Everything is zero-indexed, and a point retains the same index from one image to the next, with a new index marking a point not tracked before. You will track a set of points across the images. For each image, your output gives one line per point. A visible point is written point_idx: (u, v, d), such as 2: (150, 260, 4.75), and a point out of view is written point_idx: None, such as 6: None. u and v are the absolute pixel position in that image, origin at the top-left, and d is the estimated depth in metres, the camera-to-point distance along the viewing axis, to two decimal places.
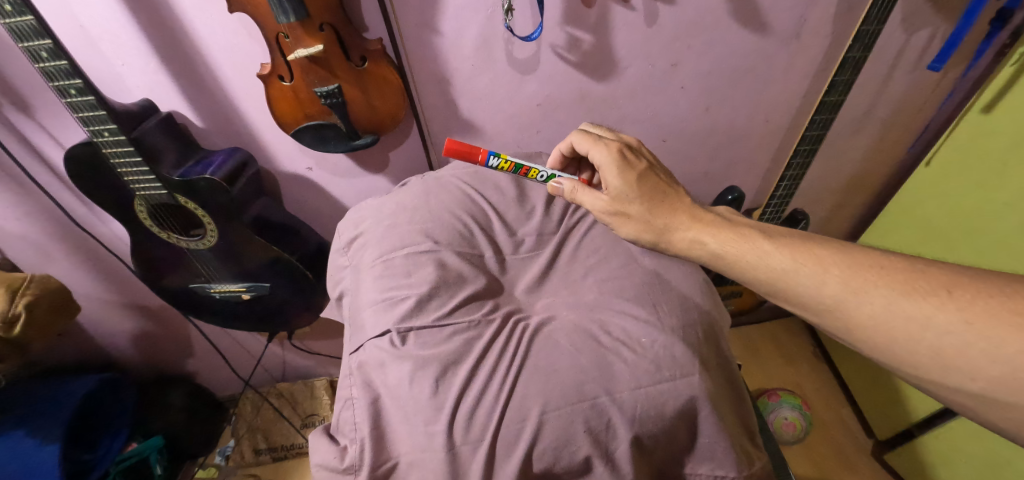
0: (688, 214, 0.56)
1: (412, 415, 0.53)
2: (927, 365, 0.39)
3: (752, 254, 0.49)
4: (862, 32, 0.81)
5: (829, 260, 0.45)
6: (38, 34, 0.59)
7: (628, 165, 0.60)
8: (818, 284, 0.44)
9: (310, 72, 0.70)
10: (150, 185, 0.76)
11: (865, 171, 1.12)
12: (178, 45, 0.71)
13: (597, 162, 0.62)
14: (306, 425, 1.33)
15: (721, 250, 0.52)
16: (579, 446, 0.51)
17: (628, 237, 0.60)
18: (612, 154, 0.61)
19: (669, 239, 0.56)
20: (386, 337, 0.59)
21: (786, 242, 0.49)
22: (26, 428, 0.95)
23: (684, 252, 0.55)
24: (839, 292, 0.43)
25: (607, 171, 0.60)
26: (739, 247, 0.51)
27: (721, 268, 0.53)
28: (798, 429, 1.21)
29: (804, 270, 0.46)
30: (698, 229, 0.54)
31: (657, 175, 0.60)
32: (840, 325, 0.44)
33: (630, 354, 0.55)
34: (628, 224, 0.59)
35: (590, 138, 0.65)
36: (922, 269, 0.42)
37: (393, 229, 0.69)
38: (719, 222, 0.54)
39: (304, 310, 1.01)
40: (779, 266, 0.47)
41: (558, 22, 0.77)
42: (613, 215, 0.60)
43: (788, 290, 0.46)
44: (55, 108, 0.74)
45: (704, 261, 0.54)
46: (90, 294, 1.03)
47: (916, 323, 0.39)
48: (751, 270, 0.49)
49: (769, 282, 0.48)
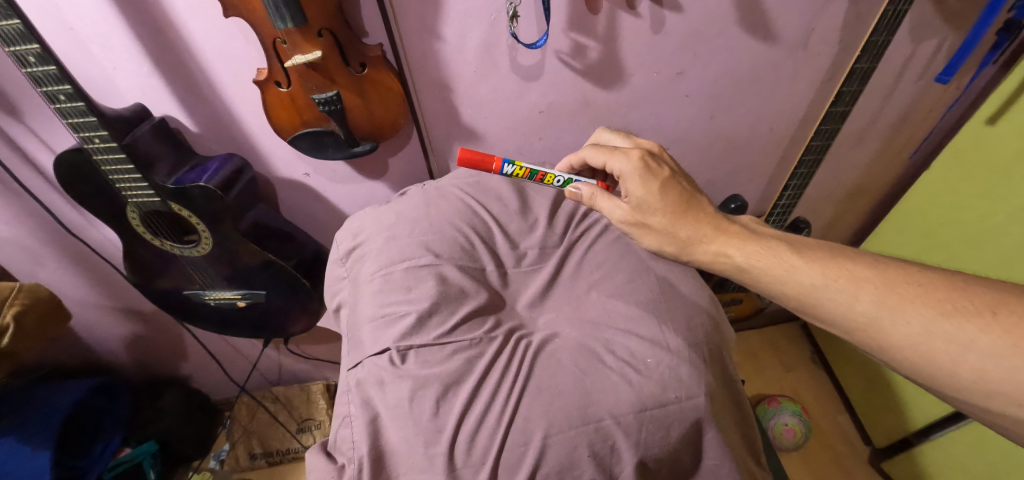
0: (713, 226, 0.56)
1: (412, 436, 0.52)
2: (966, 387, 0.39)
3: (781, 269, 0.51)
4: (872, 42, 0.80)
5: (862, 276, 0.46)
6: (25, 39, 0.57)
7: (651, 173, 0.58)
8: (850, 300, 0.45)
9: (309, 78, 0.68)
10: (143, 192, 0.74)
11: (869, 179, 1.11)
12: (171, 49, 0.68)
13: (617, 170, 0.60)
14: (302, 430, 1.32)
15: (746, 263, 0.53)
16: (583, 470, 0.50)
17: (650, 248, 0.61)
18: (634, 163, 0.59)
19: (693, 251, 0.57)
20: (386, 355, 0.58)
21: (815, 256, 0.50)
22: (17, 434, 0.93)
23: (708, 264, 0.56)
24: (871, 310, 0.44)
25: (629, 179, 0.59)
26: (767, 261, 0.52)
27: (746, 280, 0.54)
28: (798, 435, 1.20)
29: (834, 285, 0.47)
30: (723, 242, 0.55)
31: (681, 182, 0.59)
32: (873, 343, 0.44)
33: (636, 375, 0.54)
34: (651, 236, 0.60)
35: (606, 150, 0.63)
36: (963, 288, 0.42)
37: (393, 241, 0.67)
38: (745, 234, 0.55)
39: (301, 317, 1.00)
40: (809, 281, 0.48)
41: (563, 29, 0.75)
42: (636, 225, 0.60)
43: (818, 305, 0.47)
44: (44, 112, 0.72)
45: (729, 273, 0.56)
46: (82, 298, 1.01)
47: (957, 345, 0.39)
48: (781, 284, 0.50)
49: (797, 296, 0.49)
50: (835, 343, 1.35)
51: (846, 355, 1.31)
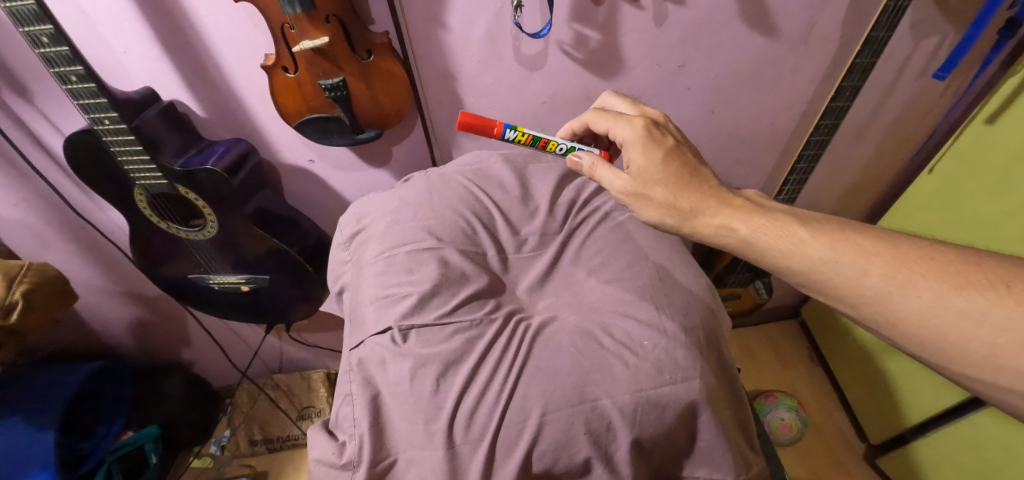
0: (717, 199, 0.55)
1: (412, 413, 0.53)
2: (978, 361, 0.40)
3: (786, 243, 0.50)
4: (872, 38, 0.82)
5: (870, 249, 0.46)
6: (38, 19, 0.58)
7: (654, 142, 0.58)
8: (858, 275, 0.45)
9: (315, 64, 0.69)
10: (151, 175, 0.75)
11: (869, 176, 1.12)
12: (180, 34, 0.70)
13: (623, 138, 0.61)
14: (302, 417, 1.33)
15: (751, 236, 0.52)
16: (579, 448, 0.51)
17: (650, 222, 0.58)
18: (638, 131, 0.59)
19: (695, 224, 0.55)
20: (387, 334, 0.59)
21: (822, 230, 0.49)
22: (22, 413, 0.94)
23: (711, 237, 0.54)
24: (880, 284, 0.44)
25: (632, 148, 0.59)
26: (772, 235, 0.51)
27: (751, 255, 0.53)
28: (794, 430, 1.21)
29: (843, 260, 0.46)
30: (726, 215, 0.53)
31: (684, 154, 0.58)
32: (881, 318, 0.44)
33: (633, 357, 0.55)
34: (652, 207, 0.57)
35: (614, 115, 0.63)
36: (975, 262, 0.42)
37: (396, 225, 0.68)
38: (749, 207, 0.54)
39: (303, 303, 1.01)
40: (816, 256, 0.47)
41: (566, 20, 0.77)
42: (636, 197, 0.58)
43: (825, 280, 0.47)
44: (55, 95, 0.73)
45: (732, 248, 0.54)
46: (88, 281, 1.03)
47: (969, 319, 0.40)
48: (786, 259, 0.49)
49: (805, 270, 0.48)
50: (831, 339, 1.36)
51: (842, 351, 1.31)
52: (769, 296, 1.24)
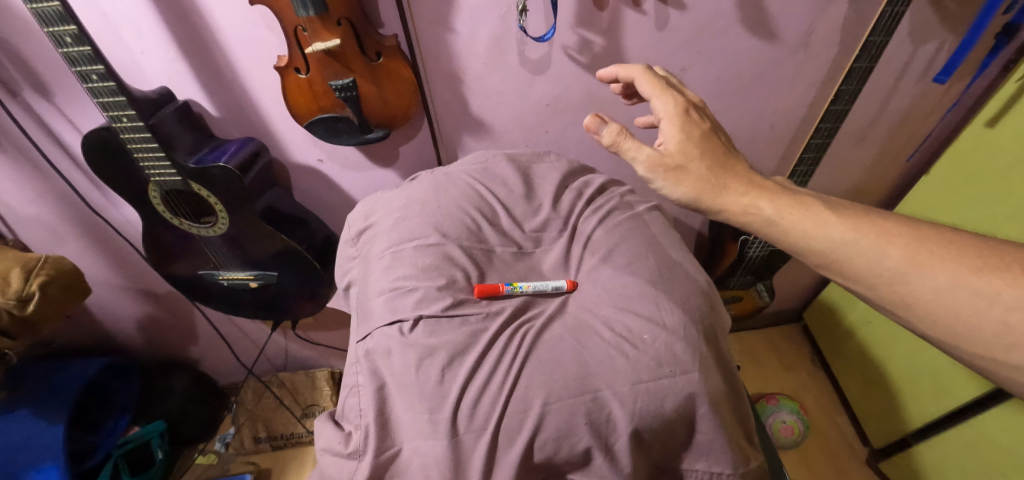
0: (747, 180, 0.54)
1: (416, 403, 0.54)
2: (986, 341, 0.42)
3: (809, 223, 0.50)
4: (870, 43, 0.83)
5: (892, 232, 0.47)
6: (63, 20, 0.61)
7: (694, 121, 0.57)
8: (879, 256, 0.47)
9: (327, 65, 0.71)
10: (165, 172, 0.77)
11: (870, 180, 1.13)
12: (196, 35, 0.72)
13: (659, 112, 0.58)
14: (307, 415, 1.34)
15: (776, 216, 0.52)
16: (580, 438, 0.52)
17: (678, 198, 0.56)
18: (680, 106, 0.58)
19: (723, 200, 0.54)
20: (395, 325, 0.60)
21: (846, 213, 0.50)
22: (32, 408, 0.97)
23: (736, 216, 0.54)
24: (901, 265, 0.45)
25: (672, 121, 0.57)
26: (796, 215, 0.51)
27: (772, 235, 0.53)
28: (795, 433, 1.21)
29: (864, 241, 0.47)
30: (754, 193, 0.53)
31: (720, 137, 0.58)
32: (897, 298, 0.46)
33: (633, 350, 0.56)
34: (686, 180, 0.55)
35: (658, 85, 0.61)
36: (991, 247, 0.44)
37: (403, 222, 0.70)
38: (776, 189, 0.54)
39: (310, 300, 1.03)
40: (839, 236, 0.48)
41: (570, 24, 0.79)
42: (669, 169, 0.55)
43: (844, 259, 0.48)
44: (76, 93, 0.76)
45: (756, 228, 0.54)
46: (99, 277, 1.05)
47: (984, 299, 0.42)
48: (807, 239, 0.50)
49: (826, 251, 0.49)
50: (833, 343, 1.36)
51: (844, 355, 1.31)
52: (771, 299, 1.25)
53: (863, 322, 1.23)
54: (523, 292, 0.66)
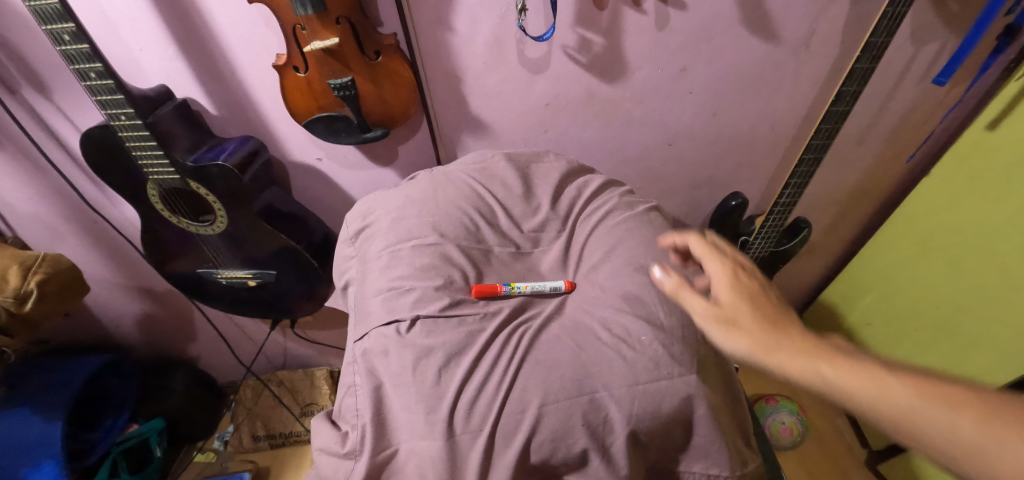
0: (800, 338, 0.46)
1: (413, 403, 0.54)
2: None
3: (871, 385, 0.40)
4: (871, 44, 0.81)
5: (973, 401, 0.37)
6: (61, 17, 0.60)
7: (746, 283, 0.52)
8: (946, 425, 0.37)
9: (325, 64, 0.71)
10: (163, 170, 0.77)
11: (870, 181, 1.13)
12: (195, 33, 0.72)
13: (709, 274, 0.54)
14: (305, 414, 1.34)
15: (832, 379, 0.42)
16: (576, 439, 0.52)
17: (739, 358, 0.47)
18: (728, 268, 0.53)
19: (775, 357, 0.45)
20: (393, 325, 0.60)
21: (912, 373, 0.40)
22: (32, 404, 0.97)
23: (787, 377, 0.45)
24: (980, 438, 0.35)
25: (722, 282, 0.52)
26: (857, 375, 0.41)
27: (829, 399, 0.43)
28: (795, 433, 1.21)
29: (929, 407, 0.38)
30: (808, 352, 0.44)
31: (773, 297, 0.51)
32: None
33: (630, 351, 0.56)
34: (740, 335, 0.47)
35: (708, 246, 0.57)
36: None
37: (402, 221, 0.70)
38: (832, 347, 0.45)
39: (309, 299, 1.03)
40: (901, 402, 0.39)
41: (569, 23, 0.78)
42: (719, 323, 0.49)
43: (910, 433, 0.38)
44: (74, 92, 0.76)
45: (809, 390, 0.44)
46: (98, 274, 1.05)
47: None
48: (868, 405, 0.40)
49: (885, 416, 0.39)
50: None
51: None
52: None
53: (863, 324, 1.23)
54: (521, 292, 0.65)
